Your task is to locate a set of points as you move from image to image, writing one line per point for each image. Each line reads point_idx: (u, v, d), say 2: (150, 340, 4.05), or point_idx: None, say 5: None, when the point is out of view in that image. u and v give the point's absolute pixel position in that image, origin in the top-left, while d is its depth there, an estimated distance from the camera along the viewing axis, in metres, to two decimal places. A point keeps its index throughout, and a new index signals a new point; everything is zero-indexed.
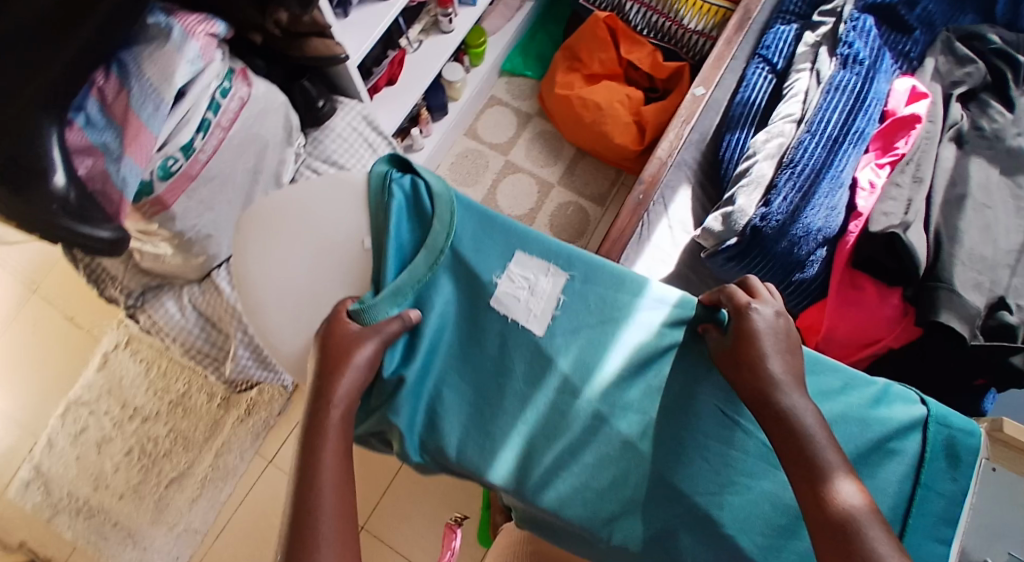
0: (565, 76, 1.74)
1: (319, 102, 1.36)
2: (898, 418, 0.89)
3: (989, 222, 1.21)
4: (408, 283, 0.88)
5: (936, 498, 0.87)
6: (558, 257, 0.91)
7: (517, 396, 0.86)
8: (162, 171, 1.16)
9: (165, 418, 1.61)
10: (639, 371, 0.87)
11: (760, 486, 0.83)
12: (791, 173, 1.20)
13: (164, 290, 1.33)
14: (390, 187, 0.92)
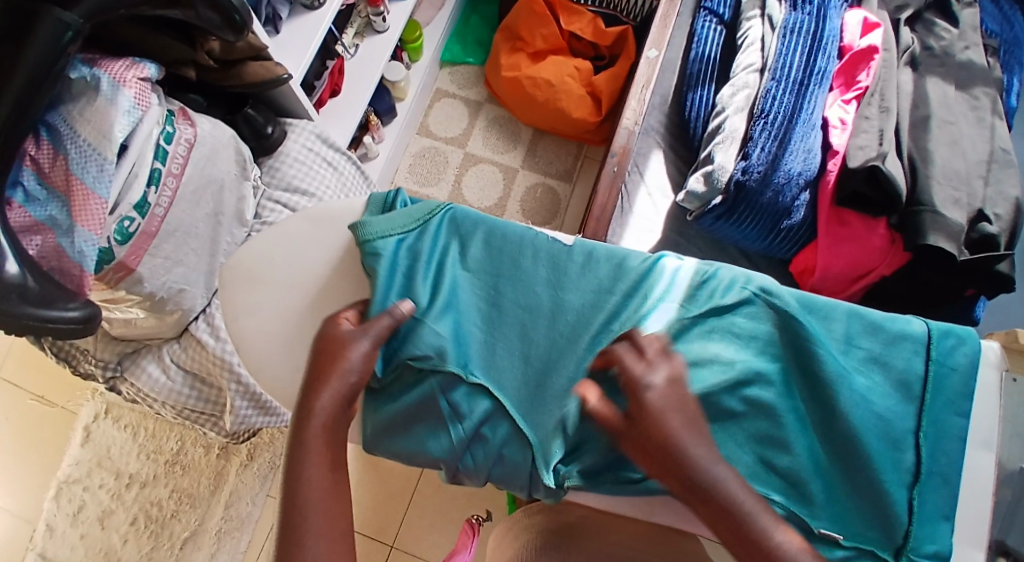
0: (510, 57, 1.71)
1: (268, 128, 1.21)
2: (901, 325, 0.87)
3: (956, 136, 1.23)
4: (408, 221, 0.89)
5: (950, 373, 0.85)
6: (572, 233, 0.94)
7: (567, 358, 0.88)
8: (119, 235, 0.97)
9: (164, 480, 1.55)
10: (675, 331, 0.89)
11: (791, 405, 0.86)
12: (764, 123, 1.20)
13: (143, 353, 1.16)
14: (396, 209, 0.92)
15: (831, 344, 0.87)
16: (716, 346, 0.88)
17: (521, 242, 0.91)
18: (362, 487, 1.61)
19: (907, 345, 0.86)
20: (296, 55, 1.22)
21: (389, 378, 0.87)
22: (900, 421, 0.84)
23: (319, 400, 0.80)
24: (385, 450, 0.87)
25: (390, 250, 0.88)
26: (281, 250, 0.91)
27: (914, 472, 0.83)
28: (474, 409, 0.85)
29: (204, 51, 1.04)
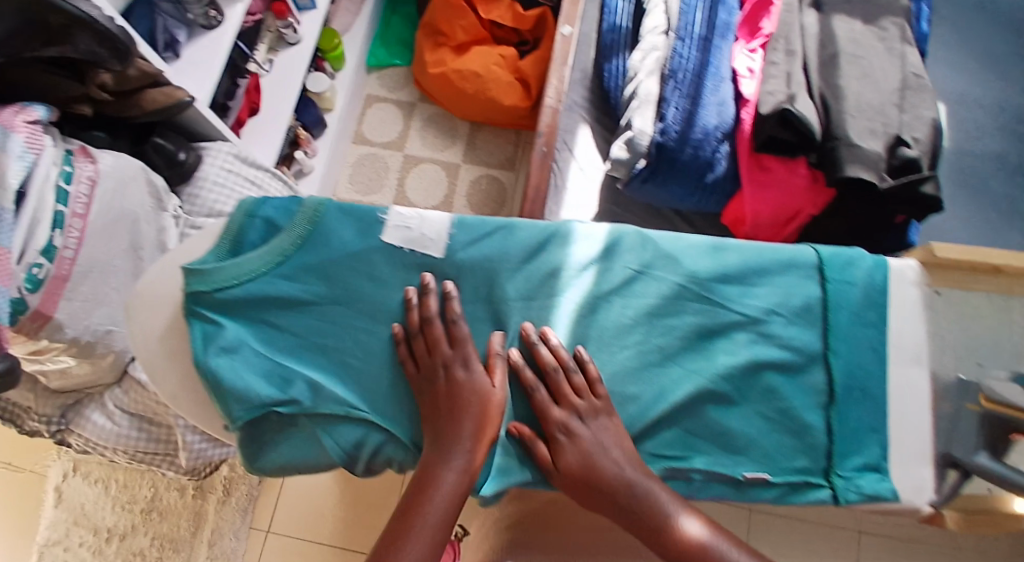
0: (433, 54, 1.69)
1: (181, 154, 1.21)
2: (789, 253, 0.89)
3: (866, 70, 1.24)
4: (268, 255, 0.83)
5: (848, 287, 0.88)
6: (461, 227, 0.86)
7: (483, 363, 0.84)
8: (30, 283, 0.96)
9: (143, 529, 1.53)
10: (589, 316, 0.86)
11: (719, 362, 0.86)
12: (675, 83, 1.20)
13: (86, 402, 1.16)
14: (251, 222, 0.84)
15: (729, 290, 0.88)
16: (629, 316, 0.86)
17: (388, 254, 0.85)
18: (347, 504, 1.61)
19: (805, 276, 0.89)
20: (201, 77, 1.22)
21: (251, 427, 0.82)
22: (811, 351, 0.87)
23: (439, 478, 0.78)
24: (273, 462, 0.83)
25: (243, 288, 0.83)
26: (150, 316, 0.83)
27: (830, 391, 0.86)
28: (368, 439, 0.82)
29: (96, 84, 1.05)
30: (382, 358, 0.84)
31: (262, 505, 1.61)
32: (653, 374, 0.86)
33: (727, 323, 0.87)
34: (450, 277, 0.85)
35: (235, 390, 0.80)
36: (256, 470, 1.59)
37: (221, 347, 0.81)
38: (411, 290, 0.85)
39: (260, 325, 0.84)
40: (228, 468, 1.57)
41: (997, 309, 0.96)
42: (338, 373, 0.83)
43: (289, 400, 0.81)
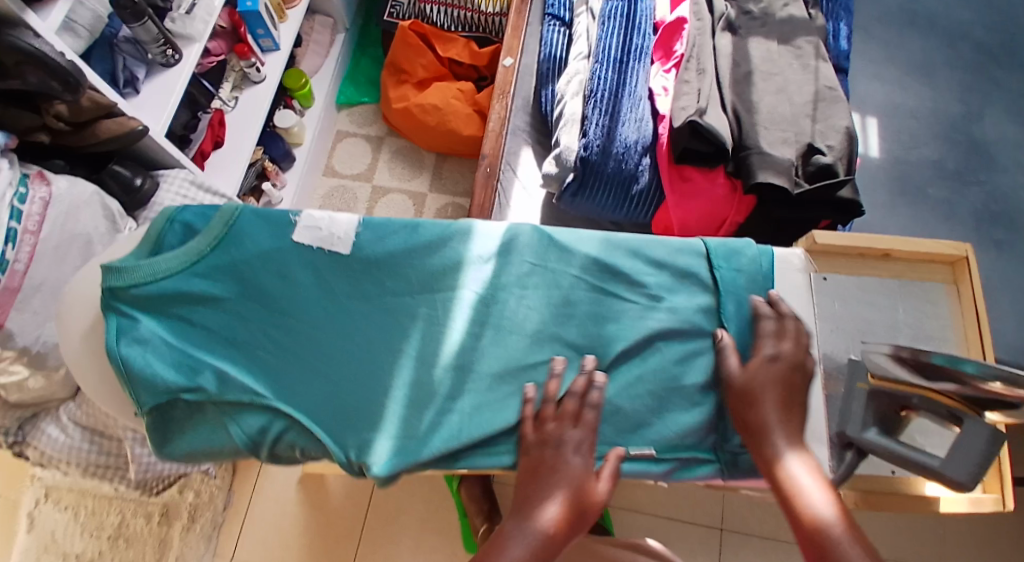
0: (397, 90, 1.77)
1: (137, 180, 1.29)
2: (678, 245, 0.96)
3: (781, 85, 1.32)
4: (185, 257, 0.92)
5: (737, 275, 0.94)
6: (365, 228, 0.95)
7: (385, 353, 0.91)
8: None
9: (110, 555, 1.57)
10: (486, 309, 0.92)
11: (613, 349, 0.91)
12: (594, 101, 1.28)
13: (41, 416, 1.25)
14: (170, 229, 0.95)
15: (621, 283, 0.94)
16: (525, 308, 0.93)
17: (297, 256, 0.94)
18: (312, 529, 1.61)
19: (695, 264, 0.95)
20: (154, 112, 1.31)
21: (159, 412, 0.89)
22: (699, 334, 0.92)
23: (512, 538, 0.82)
24: (180, 446, 0.89)
25: (159, 286, 0.91)
26: (77, 313, 0.93)
27: (721, 373, 0.91)
28: (271, 426, 0.88)
29: (52, 115, 1.15)
30: (292, 349, 0.91)
31: (228, 528, 1.64)
32: (548, 361, 0.91)
33: (621, 311, 0.93)
34: (356, 271, 0.94)
35: (147, 377, 0.88)
36: (223, 495, 1.63)
37: (133, 338, 0.89)
38: (319, 286, 0.93)
39: (175, 320, 0.92)
40: (195, 493, 1.57)
41: (890, 292, 1.01)
42: (245, 364, 0.91)
43: (195, 387, 0.88)
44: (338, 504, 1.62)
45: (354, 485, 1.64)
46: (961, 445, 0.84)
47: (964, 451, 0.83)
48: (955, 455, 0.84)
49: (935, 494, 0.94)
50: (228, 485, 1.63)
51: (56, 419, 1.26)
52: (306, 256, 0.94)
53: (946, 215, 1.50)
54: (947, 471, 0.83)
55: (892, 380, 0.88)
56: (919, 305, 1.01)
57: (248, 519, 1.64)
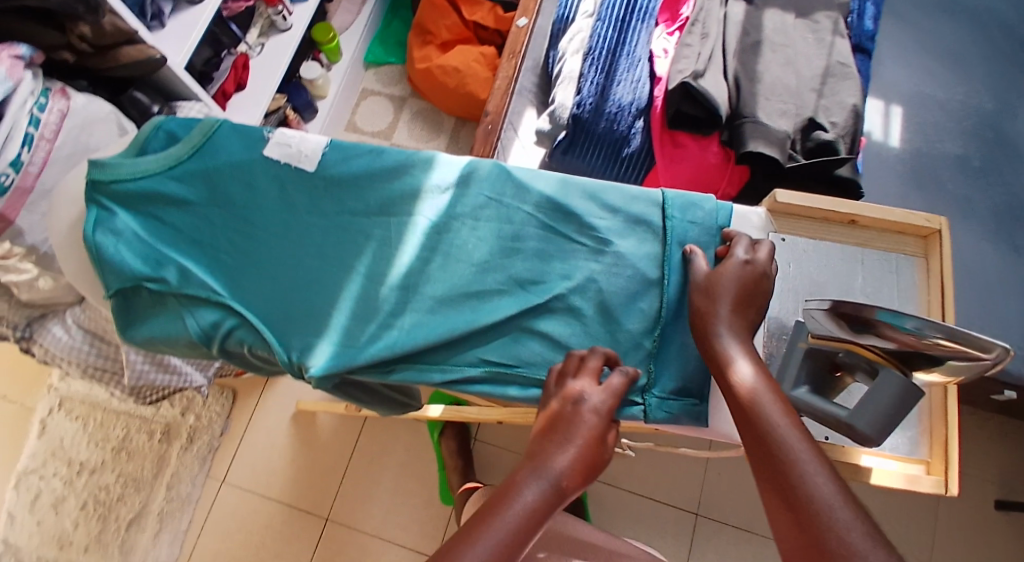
0: (420, 50, 1.81)
1: (154, 108, 1.38)
2: (632, 191, 0.97)
3: (790, 58, 1.27)
4: (164, 160, 0.99)
5: (687, 227, 0.95)
6: (332, 149, 1.00)
7: (337, 266, 0.96)
8: None
9: (111, 466, 1.68)
10: (436, 234, 0.96)
11: (555, 284, 0.94)
12: (592, 59, 1.31)
13: (49, 316, 1.27)
14: (153, 136, 1.01)
15: (569, 222, 0.96)
16: (472, 237, 0.96)
17: (266, 170, 0.99)
18: (298, 464, 1.68)
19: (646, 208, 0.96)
20: (177, 47, 1.37)
21: (124, 298, 0.95)
22: (640, 275, 0.94)
23: (522, 487, 0.78)
24: (140, 332, 0.95)
25: (137, 185, 0.98)
26: (66, 206, 1.00)
27: (655, 319, 0.93)
28: (223, 321, 0.93)
29: (76, 35, 1.22)
30: (251, 252, 0.97)
31: (220, 457, 1.70)
32: (489, 289, 0.94)
33: (565, 247, 0.95)
34: (318, 187, 0.99)
35: (115, 264, 0.95)
36: (221, 420, 1.70)
37: (108, 229, 0.96)
38: (284, 198, 0.98)
39: (149, 217, 0.98)
40: (195, 418, 1.69)
41: (848, 258, 1.00)
42: (208, 263, 0.96)
43: (158, 278, 0.94)
44: (326, 440, 1.69)
45: (342, 427, 1.70)
46: (874, 397, 0.84)
47: (879, 403, 0.84)
48: (866, 404, 0.84)
49: (870, 465, 0.95)
50: (225, 413, 1.70)
51: (62, 320, 1.27)
52: (273, 170, 0.99)
53: (965, 213, 1.38)
54: (856, 423, 0.84)
55: (828, 336, 0.87)
56: (880, 274, 1.00)
57: (242, 447, 1.70)
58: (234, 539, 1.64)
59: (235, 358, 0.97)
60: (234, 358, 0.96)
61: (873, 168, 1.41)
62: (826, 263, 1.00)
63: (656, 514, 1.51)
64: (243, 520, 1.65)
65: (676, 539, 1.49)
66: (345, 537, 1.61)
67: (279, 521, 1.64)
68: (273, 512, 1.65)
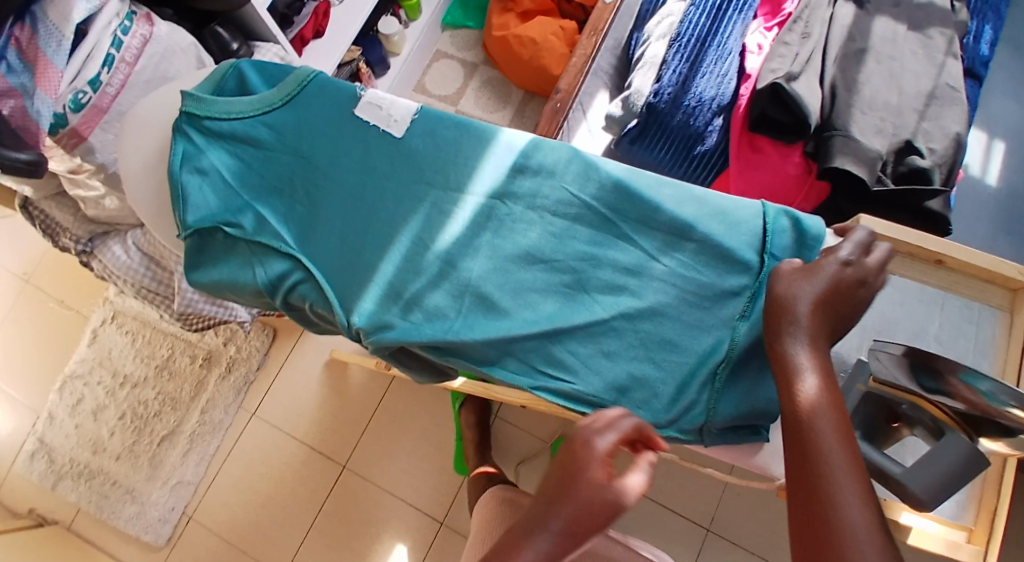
0: (500, 17, 1.76)
1: (234, 44, 1.33)
2: (720, 206, 0.93)
3: (895, 72, 1.18)
4: (255, 105, 0.97)
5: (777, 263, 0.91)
6: (424, 118, 0.97)
7: (394, 233, 0.95)
8: (74, 105, 1.11)
9: (152, 382, 1.72)
10: (501, 216, 0.94)
11: (620, 289, 0.92)
12: (678, 46, 1.26)
13: (111, 235, 1.28)
14: (242, 78, 0.99)
15: (644, 227, 0.93)
16: (537, 225, 0.94)
17: (350, 129, 0.97)
18: (323, 410, 1.69)
19: (746, 225, 0.92)
20: None
21: (198, 239, 0.95)
22: (715, 296, 0.91)
23: (543, 529, 0.70)
24: (209, 273, 0.96)
25: (225, 127, 0.96)
26: (141, 131, 0.99)
27: (724, 352, 0.89)
28: (290, 274, 0.94)
29: None
30: (323, 208, 0.96)
31: (255, 389, 1.73)
32: (548, 283, 0.93)
33: (633, 251, 0.93)
34: (396, 153, 0.96)
35: (194, 202, 0.95)
36: (257, 355, 1.72)
37: (194, 167, 0.96)
38: (364, 159, 0.96)
39: (232, 158, 0.97)
40: (236, 348, 1.72)
41: (926, 302, 0.94)
42: (285, 213, 0.96)
43: (235, 224, 0.95)
44: (355, 392, 1.70)
45: (371, 382, 1.70)
46: (932, 458, 0.78)
47: (936, 467, 0.78)
48: (922, 467, 0.78)
49: (909, 523, 0.89)
50: (264, 349, 1.72)
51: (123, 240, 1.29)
52: (361, 130, 0.97)
53: None
54: (908, 482, 0.78)
55: (890, 384, 0.81)
56: (958, 323, 0.93)
57: (275, 385, 1.72)
58: (253, 473, 1.67)
59: (293, 310, 0.98)
60: (293, 309, 0.98)
61: (960, 207, 1.32)
62: (901, 303, 0.93)
63: (669, 522, 1.48)
64: (267, 455, 1.68)
65: (683, 550, 1.47)
66: (361, 489, 1.63)
67: (300, 461, 1.67)
68: (295, 452, 1.68)
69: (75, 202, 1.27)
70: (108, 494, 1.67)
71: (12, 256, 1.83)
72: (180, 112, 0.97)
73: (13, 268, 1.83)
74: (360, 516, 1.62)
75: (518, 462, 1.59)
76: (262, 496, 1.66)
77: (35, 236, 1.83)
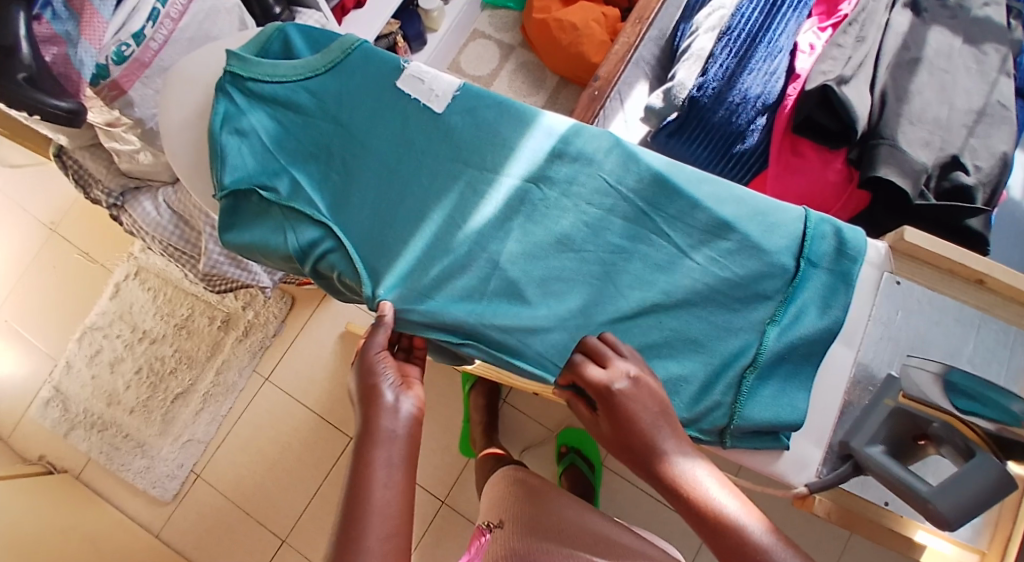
0: (541, 0, 1.73)
1: (276, 9, 1.29)
2: (760, 207, 0.91)
3: (946, 85, 1.16)
4: (298, 69, 0.96)
5: (814, 272, 0.90)
6: (466, 95, 0.96)
7: (427, 208, 0.94)
8: (117, 57, 1.10)
9: (170, 340, 1.73)
10: (536, 200, 0.93)
11: (651, 283, 0.91)
12: (727, 40, 1.23)
13: (142, 190, 1.28)
14: (287, 43, 0.98)
15: (683, 222, 0.92)
16: (570, 212, 0.93)
17: (389, 101, 0.96)
18: (335, 380, 1.70)
19: (785, 228, 0.90)
20: None
21: (230, 200, 0.95)
22: (748, 297, 0.90)
23: (373, 474, 0.79)
24: (240, 235, 0.95)
25: (268, 90, 0.96)
26: (185, 87, 0.98)
27: (754, 354, 0.89)
28: (320, 242, 0.93)
29: None
30: (358, 178, 0.95)
31: (270, 354, 1.73)
32: (579, 271, 0.92)
33: (666, 246, 0.92)
34: (437, 128, 0.95)
35: (230, 163, 0.94)
36: (275, 321, 1.72)
37: (234, 128, 0.95)
38: (404, 132, 0.95)
39: (272, 121, 0.96)
40: (254, 313, 1.73)
41: (964, 322, 0.92)
42: (321, 181, 0.95)
43: (270, 188, 0.94)
44: None
45: None
46: (962, 479, 0.74)
47: (963, 487, 0.74)
48: (950, 486, 0.75)
49: (924, 541, 0.89)
50: (282, 316, 1.73)
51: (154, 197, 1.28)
52: (402, 102, 0.96)
53: None
54: (935, 501, 0.75)
55: (920, 400, 0.79)
56: (992, 346, 0.91)
57: (289, 352, 1.73)
58: (262, 436, 1.68)
59: (319, 278, 0.98)
60: (320, 277, 0.97)
61: (998, 228, 1.30)
62: (937, 320, 0.92)
63: (671, 519, 1.50)
64: (277, 420, 1.69)
65: (684, 548, 1.49)
66: None
67: (309, 429, 1.67)
68: (304, 419, 1.68)
69: (109, 154, 1.27)
70: (119, 446, 1.69)
71: (40, 204, 1.84)
72: (223, 72, 0.96)
73: (41, 216, 1.83)
74: None
75: (524, 448, 1.59)
76: (269, 461, 1.67)
77: (64, 186, 1.84)
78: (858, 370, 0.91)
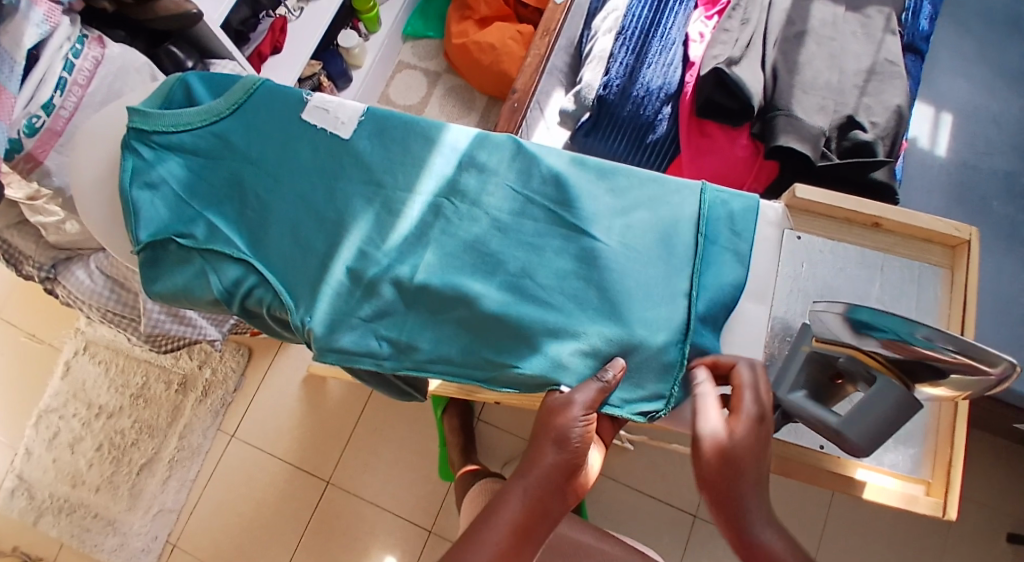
0: (459, 25, 1.79)
1: (188, 63, 1.35)
2: (660, 189, 0.96)
3: (834, 52, 1.22)
4: (202, 114, 0.99)
5: (721, 247, 0.94)
6: (369, 118, 0.99)
7: (336, 233, 0.96)
8: (27, 129, 1.11)
9: (128, 411, 1.72)
10: (447, 209, 0.96)
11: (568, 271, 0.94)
12: (623, 39, 1.29)
13: (74, 260, 1.29)
14: (188, 91, 1.01)
15: (593, 210, 0.95)
16: (482, 214, 0.96)
17: (294, 134, 0.99)
18: (305, 427, 1.69)
19: (684, 205, 0.95)
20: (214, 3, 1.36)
21: (150, 252, 0.96)
22: (663, 273, 0.93)
23: (509, 499, 0.80)
24: (162, 287, 0.97)
25: (175, 139, 0.98)
26: (92, 145, 1.00)
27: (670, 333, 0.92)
28: (244, 279, 0.95)
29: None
30: (270, 211, 0.97)
31: (233, 411, 1.72)
32: (497, 270, 0.94)
33: (577, 234, 0.94)
34: (342, 151, 0.98)
35: (146, 216, 0.96)
36: (234, 377, 1.72)
37: (145, 182, 0.97)
38: (315, 162, 0.98)
39: (182, 168, 0.98)
40: (211, 371, 1.72)
41: (867, 265, 0.97)
42: (236, 221, 0.97)
43: (187, 234, 0.96)
44: (335, 404, 1.70)
45: (350, 395, 1.70)
46: (867, 407, 0.82)
47: (872, 416, 0.82)
48: (859, 415, 0.82)
49: (864, 479, 0.92)
50: (240, 370, 1.72)
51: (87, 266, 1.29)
52: (309, 132, 0.99)
53: (1006, 234, 1.31)
54: (846, 431, 0.83)
55: (833, 341, 0.84)
56: (898, 284, 0.96)
57: (251, 407, 1.72)
58: (235, 495, 1.67)
59: (246, 315, 0.98)
60: (246, 314, 0.98)
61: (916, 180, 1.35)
62: (842, 268, 0.96)
63: (654, 510, 1.52)
64: (249, 477, 1.67)
65: (669, 537, 1.51)
66: (346, 503, 1.63)
67: (282, 480, 1.66)
68: (277, 470, 1.67)
69: (36, 229, 1.28)
70: (90, 527, 1.66)
71: None
72: (127, 128, 0.97)
73: None
74: (344, 530, 1.62)
75: (504, 462, 1.59)
76: (245, 519, 1.65)
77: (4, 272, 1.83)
78: (774, 325, 0.94)
